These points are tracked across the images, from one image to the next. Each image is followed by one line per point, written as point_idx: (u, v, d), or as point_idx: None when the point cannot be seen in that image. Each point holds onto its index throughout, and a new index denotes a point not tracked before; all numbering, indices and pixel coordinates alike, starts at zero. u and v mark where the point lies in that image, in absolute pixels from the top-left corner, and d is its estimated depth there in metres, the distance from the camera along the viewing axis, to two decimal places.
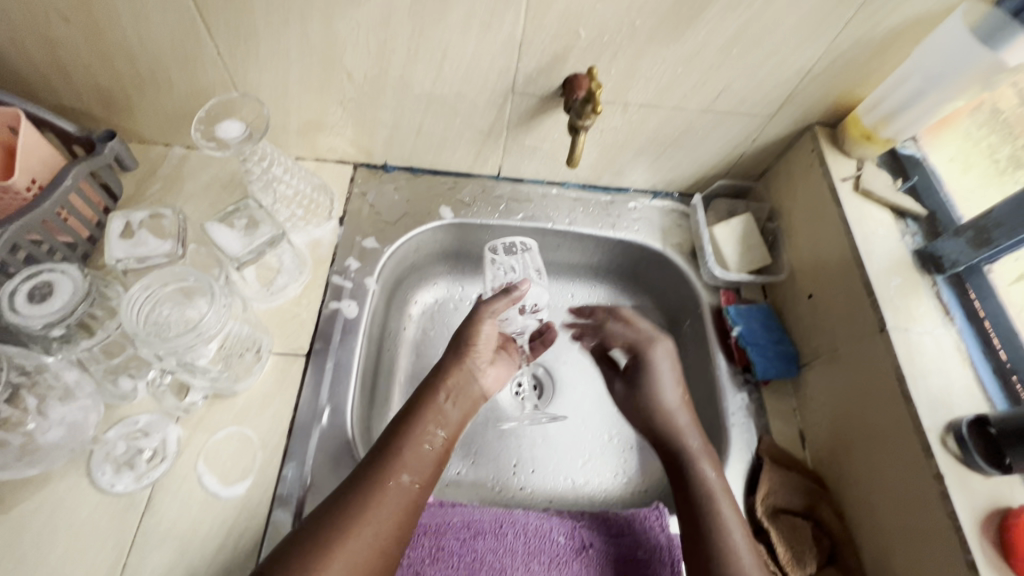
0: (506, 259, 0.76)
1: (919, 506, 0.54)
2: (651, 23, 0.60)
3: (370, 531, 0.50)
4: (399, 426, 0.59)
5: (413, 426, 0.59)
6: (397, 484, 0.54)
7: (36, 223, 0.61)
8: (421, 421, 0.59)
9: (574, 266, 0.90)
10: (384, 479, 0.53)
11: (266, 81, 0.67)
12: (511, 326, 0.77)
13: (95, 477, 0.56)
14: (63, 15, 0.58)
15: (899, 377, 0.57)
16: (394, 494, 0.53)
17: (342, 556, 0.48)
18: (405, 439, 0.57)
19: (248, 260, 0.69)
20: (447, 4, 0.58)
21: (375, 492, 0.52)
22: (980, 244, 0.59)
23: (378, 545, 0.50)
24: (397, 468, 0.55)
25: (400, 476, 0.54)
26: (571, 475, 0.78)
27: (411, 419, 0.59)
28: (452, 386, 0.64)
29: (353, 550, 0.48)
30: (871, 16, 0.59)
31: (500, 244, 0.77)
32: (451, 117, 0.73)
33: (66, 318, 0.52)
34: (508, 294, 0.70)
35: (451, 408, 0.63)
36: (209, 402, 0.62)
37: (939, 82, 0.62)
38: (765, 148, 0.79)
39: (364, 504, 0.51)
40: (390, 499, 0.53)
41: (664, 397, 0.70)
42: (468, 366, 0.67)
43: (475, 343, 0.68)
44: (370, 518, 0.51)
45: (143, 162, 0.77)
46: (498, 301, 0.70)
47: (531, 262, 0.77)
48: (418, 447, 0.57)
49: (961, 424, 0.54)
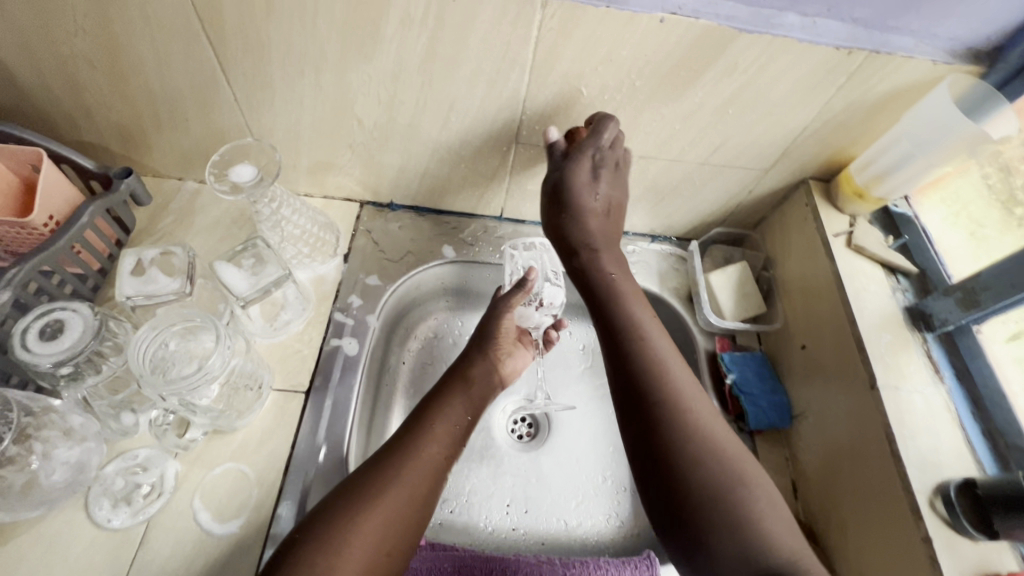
0: (525, 255, 0.80)
1: (900, 536, 0.56)
2: (650, 84, 0.62)
3: (402, 494, 0.54)
4: (430, 404, 0.64)
5: (444, 404, 0.64)
6: (428, 454, 0.58)
7: (51, 258, 0.63)
8: (451, 399, 0.64)
9: (574, 305, 0.91)
10: (415, 450, 0.58)
11: (279, 124, 0.70)
12: (528, 321, 0.79)
13: (92, 511, 0.57)
14: (90, 61, 0.61)
15: (888, 437, 0.58)
16: (424, 464, 0.57)
17: (378, 513, 0.52)
18: (435, 418, 0.62)
19: (253, 299, 0.70)
20: (455, 62, 0.61)
21: (407, 459, 0.57)
22: (969, 305, 0.61)
23: (409, 507, 0.54)
24: (427, 441, 0.59)
25: (430, 448, 0.59)
26: (564, 516, 0.78)
27: (440, 401, 0.64)
28: (480, 372, 0.69)
29: (386, 508, 0.53)
30: (861, 84, 0.61)
31: (520, 242, 0.82)
32: (456, 162, 0.75)
33: (74, 357, 0.54)
34: (522, 286, 0.75)
35: (479, 391, 0.68)
36: (208, 438, 0.63)
37: (928, 147, 0.64)
38: (761, 199, 0.81)
39: (396, 472, 0.55)
40: (421, 467, 0.57)
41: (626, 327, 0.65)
42: (494, 356, 0.72)
43: (498, 337, 0.73)
44: (402, 483, 0.55)
45: (157, 196, 0.80)
46: (515, 295, 0.74)
47: (550, 264, 0.80)
48: (446, 425, 0.62)
49: (949, 487, 0.54)
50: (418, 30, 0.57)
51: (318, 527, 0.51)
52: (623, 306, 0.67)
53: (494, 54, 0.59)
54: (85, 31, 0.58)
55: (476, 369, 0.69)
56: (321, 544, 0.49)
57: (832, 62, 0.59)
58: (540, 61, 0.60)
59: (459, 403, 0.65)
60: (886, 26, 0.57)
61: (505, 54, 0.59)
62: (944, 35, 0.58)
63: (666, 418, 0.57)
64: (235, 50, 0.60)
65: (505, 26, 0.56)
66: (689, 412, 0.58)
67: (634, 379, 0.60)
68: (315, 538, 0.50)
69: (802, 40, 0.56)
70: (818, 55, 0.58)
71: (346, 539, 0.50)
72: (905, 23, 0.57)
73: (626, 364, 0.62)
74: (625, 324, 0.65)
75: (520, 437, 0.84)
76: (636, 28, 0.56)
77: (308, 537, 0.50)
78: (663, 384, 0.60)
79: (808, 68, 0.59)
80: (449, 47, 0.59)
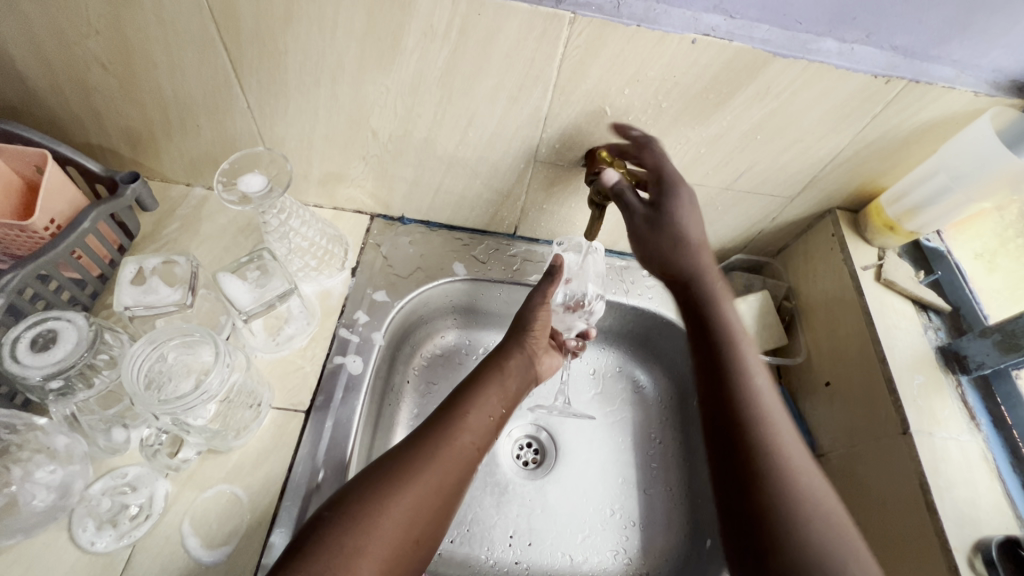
0: (571, 253, 0.77)
1: None
2: (677, 106, 0.60)
3: (434, 482, 0.52)
4: (464, 394, 0.61)
5: (480, 395, 0.61)
6: (462, 443, 0.55)
7: (49, 264, 0.60)
8: (487, 392, 0.62)
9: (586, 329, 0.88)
10: (449, 438, 0.55)
11: (292, 134, 0.68)
12: (558, 321, 0.78)
13: (76, 533, 0.54)
14: (102, 63, 0.60)
15: (924, 485, 0.55)
16: (457, 453, 0.55)
17: (406, 500, 0.49)
18: (469, 406, 0.59)
19: (257, 313, 0.68)
20: (476, 77, 0.59)
21: (439, 446, 0.54)
22: (1008, 349, 0.58)
23: (438, 497, 0.51)
24: (460, 430, 0.56)
25: (463, 437, 0.56)
26: (569, 551, 0.74)
27: (475, 389, 0.61)
28: (516, 362, 0.67)
29: (415, 497, 0.50)
30: (897, 114, 0.59)
31: (568, 240, 0.79)
32: (471, 178, 0.73)
33: (66, 370, 0.51)
34: (551, 275, 0.69)
35: (513, 383, 0.65)
36: (203, 458, 0.60)
37: (966, 181, 0.62)
38: (784, 227, 0.79)
39: (428, 459, 0.53)
40: (454, 456, 0.54)
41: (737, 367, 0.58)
42: (529, 347, 0.69)
43: (534, 330, 0.69)
44: (433, 469, 0.52)
45: (163, 202, 0.78)
46: (546, 285, 0.69)
47: (595, 265, 0.77)
48: (480, 416, 0.59)
49: (991, 545, 0.51)
50: (440, 42, 0.55)
51: (343, 507, 0.48)
52: (734, 353, 0.59)
53: (517, 71, 0.57)
54: (97, 32, 0.56)
55: (513, 358, 0.67)
56: (346, 526, 0.46)
57: (869, 90, 0.56)
58: (564, 79, 0.58)
59: (495, 391, 0.62)
60: (927, 55, 0.55)
61: (529, 70, 0.57)
62: (987, 66, 0.56)
63: (771, 472, 0.50)
64: (250, 56, 0.58)
65: (531, 42, 0.54)
66: (803, 473, 0.50)
67: (743, 427, 0.53)
68: (342, 520, 0.47)
69: (839, 67, 0.54)
70: (854, 81, 0.55)
71: (372, 523, 0.47)
72: (947, 52, 0.55)
73: (732, 412, 0.55)
74: (735, 369, 0.58)
75: (526, 464, 0.81)
76: (666, 48, 0.54)
77: (332, 518, 0.47)
78: (773, 437, 0.53)
79: (844, 95, 0.57)
80: (471, 62, 0.57)
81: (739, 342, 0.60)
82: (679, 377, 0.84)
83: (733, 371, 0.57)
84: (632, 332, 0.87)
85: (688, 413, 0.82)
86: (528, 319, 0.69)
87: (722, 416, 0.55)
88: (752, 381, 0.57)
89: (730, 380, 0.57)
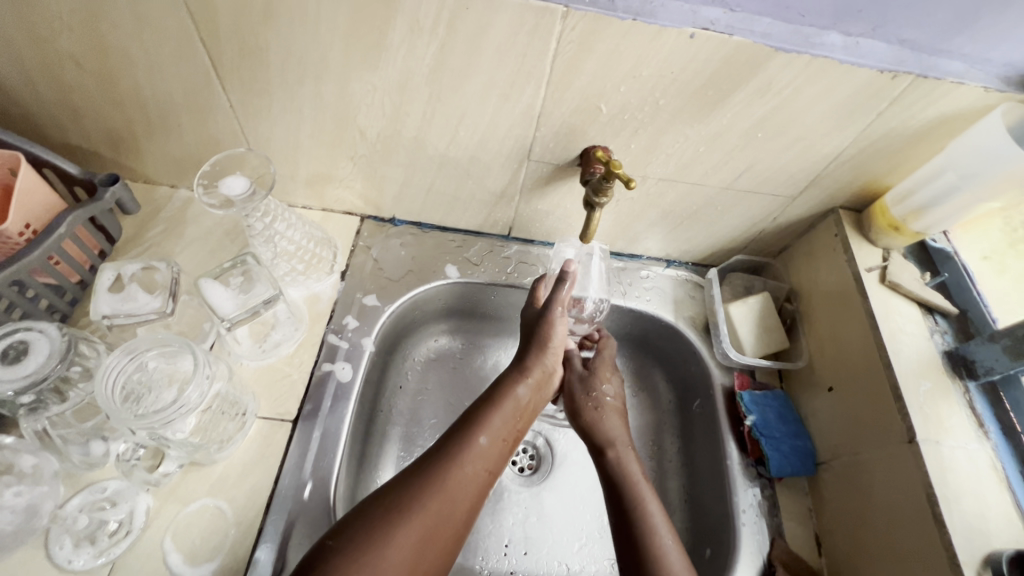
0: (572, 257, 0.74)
1: None
2: (674, 104, 0.58)
3: (445, 509, 0.50)
4: (478, 412, 0.59)
5: (493, 417, 0.59)
6: (471, 471, 0.54)
7: (25, 271, 0.58)
8: (502, 411, 0.60)
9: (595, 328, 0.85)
10: (458, 461, 0.53)
11: (277, 135, 0.66)
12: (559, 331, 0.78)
13: (52, 552, 0.52)
14: (77, 61, 0.57)
15: (932, 500, 0.53)
16: (468, 481, 0.53)
17: (417, 529, 0.48)
18: (481, 427, 0.57)
19: (240, 320, 0.66)
20: (466, 75, 0.56)
21: (450, 470, 0.53)
22: (1017, 355, 0.56)
23: (449, 525, 0.50)
24: (470, 456, 0.54)
25: (474, 462, 0.55)
26: (566, 560, 0.72)
27: (490, 408, 0.60)
28: (534, 379, 0.65)
29: (424, 526, 0.49)
30: (904, 111, 0.57)
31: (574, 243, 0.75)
32: (463, 178, 0.71)
33: (38, 384, 0.49)
34: (563, 279, 0.68)
35: (529, 399, 0.64)
36: (185, 471, 0.58)
37: (974, 180, 0.60)
38: (786, 226, 0.76)
39: (438, 486, 0.51)
40: (464, 483, 0.53)
41: (632, 472, 0.61)
42: (548, 365, 0.67)
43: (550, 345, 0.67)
44: (445, 498, 0.51)
45: (146, 204, 0.75)
46: (563, 291, 0.68)
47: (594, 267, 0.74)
48: (494, 439, 0.57)
49: (1001, 559, 0.50)
50: (427, 39, 0.53)
51: (352, 536, 0.47)
52: (629, 475, 0.61)
53: (508, 68, 0.55)
54: (70, 29, 0.54)
55: (530, 376, 0.65)
56: (356, 557, 0.45)
57: (875, 86, 0.54)
58: (557, 76, 0.56)
59: (506, 413, 0.60)
60: (935, 49, 0.53)
61: (521, 67, 0.55)
62: (997, 61, 0.53)
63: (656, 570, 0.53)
64: (230, 54, 0.56)
65: (522, 38, 0.52)
66: None
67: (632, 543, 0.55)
68: (348, 549, 0.46)
69: (844, 62, 0.52)
70: (859, 77, 0.53)
71: (382, 554, 0.46)
72: (956, 46, 0.52)
73: (626, 537, 0.57)
74: (629, 488, 0.60)
75: (522, 470, 0.79)
76: (663, 43, 0.51)
77: (343, 546, 0.46)
78: (658, 552, 0.54)
79: (848, 92, 0.55)
80: (460, 59, 0.55)
81: (628, 464, 0.63)
82: (679, 380, 0.81)
83: (626, 492, 0.60)
84: (630, 335, 0.84)
85: (688, 418, 0.78)
86: (547, 336, 0.67)
87: (619, 540, 0.57)
88: (643, 500, 0.58)
89: (624, 501, 0.59)
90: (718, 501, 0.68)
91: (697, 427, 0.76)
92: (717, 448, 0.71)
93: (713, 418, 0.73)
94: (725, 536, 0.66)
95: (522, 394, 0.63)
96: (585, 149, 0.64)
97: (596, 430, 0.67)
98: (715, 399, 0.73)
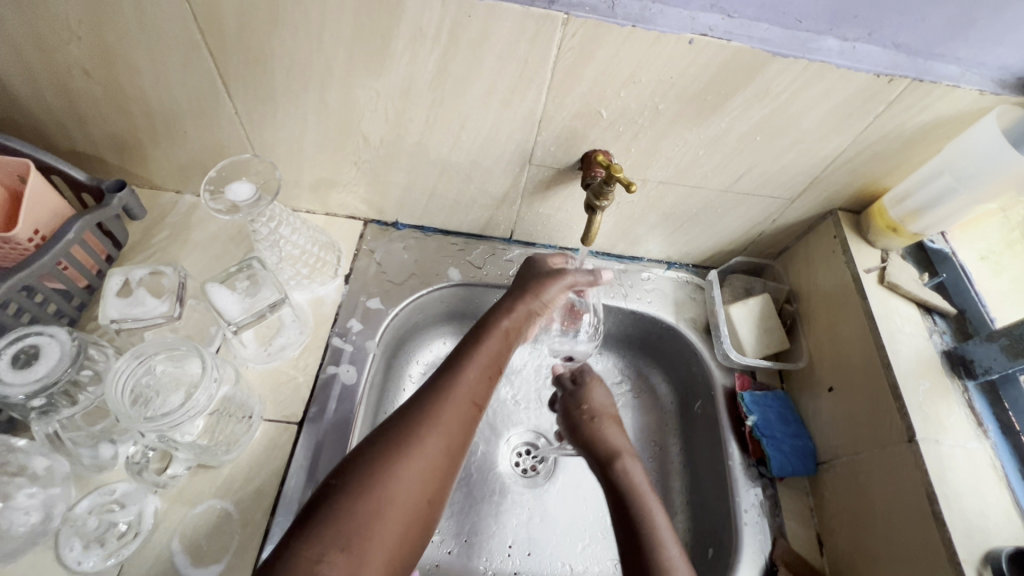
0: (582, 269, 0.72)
1: None
2: (673, 109, 0.58)
3: (440, 444, 0.49)
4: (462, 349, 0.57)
5: (476, 352, 0.56)
6: (459, 406, 0.52)
7: (34, 276, 0.59)
8: (485, 344, 0.57)
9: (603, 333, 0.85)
10: (450, 399, 0.51)
11: (281, 140, 0.67)
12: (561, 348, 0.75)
13: (62, 553, 0.52)
14: (85, 69, 0.58)
15: (932, 498, 0.53)
16: (458, 415, 0.51)
17: (417, 461, 0.47)
18: (467, 362, 0.55)
19: (246, 324, 0.67)
20: (469, 80, 0.57)
21: (441, 404, 0.51)
22: (1016, 354, 0.57)
23: (444, 459, 0.49)
24: (457, 391, 0.52)
25: (463, 396, 0.53)
26: (570, 561, 0.73)
27: (474, 342, 0.57)
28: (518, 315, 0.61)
29: (421, 463, 0.47)
30: (901, 113, 0.58)
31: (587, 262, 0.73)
32: (465, 182, 0.72)
33: (50, 387, 0.50)
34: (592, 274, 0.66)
35: (512, 335, 0.60)
36: (192, 474, 0.59)
37: (971, 182, 0.61)
38: (786, 228, 0.77)
39: (428, 422, 0.49)
40: (457, 416, 0.51)
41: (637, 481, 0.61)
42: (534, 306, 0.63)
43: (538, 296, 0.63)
44: (440, 431, 0.49)
45: (152, 209, 0.76)
46: (581, 279, 0.66)
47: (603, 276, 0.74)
48: (478, 373, 0.55)
49: (1001, 557, 0.50)
50: (429, 45, 0.54)
51: (352, 473, 0.45)
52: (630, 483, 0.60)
53: (510, 74, 0.56)
54: (79, 37, 0.54)
55: (515, 313, 0.61)
56: (357, 491, 0.44)
57: (872, 89, 0.55)
58: (558, 82, 0.56)
59: (492, 347, 0.57)
60: (930, 53, 0.53)
61: (522, 73, 0.56)
62: (992, 64, 0.54)
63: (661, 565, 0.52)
64: (236, 61, 0.57)
65: (523, 44, 0.53)
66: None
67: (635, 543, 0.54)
68: (347, 488, 0.44)
69: (840, 67, 0.52)
70: (856, 81, 0.54)
71: (382, 487, 0.45)
72: (951, 50, 0.53)
73: (630, 538, 0.55)
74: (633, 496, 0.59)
75: (525, 472, 0.79)
76: (663, 49, 0.52)
77: (342, 485, 0.44)
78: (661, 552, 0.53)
79: (846, 95, 0.56)
80: (462, 65, 0.55)
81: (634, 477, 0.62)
82: (680, 381, 0.81)
83: (629, 498, 0.59)
84: (632, 337, 0.84)
85: (689, 418, 0.79)
86: (540, 287, 0.63)
87: (623, 543, 0.56)
88: (650, 511, 0.57)
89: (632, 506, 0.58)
90: (720, 501, 0.69)
91: (698, 427, 0.76)
92: (718, 448, 0.71)
93: (714, 418, 0.73)
94: (727, 536, 0.66)
95: (507, 328, 0.60)
96: (586, 153, 0.65)
97: (594, 441, 0.67)
98: (716, 400, 0.74)
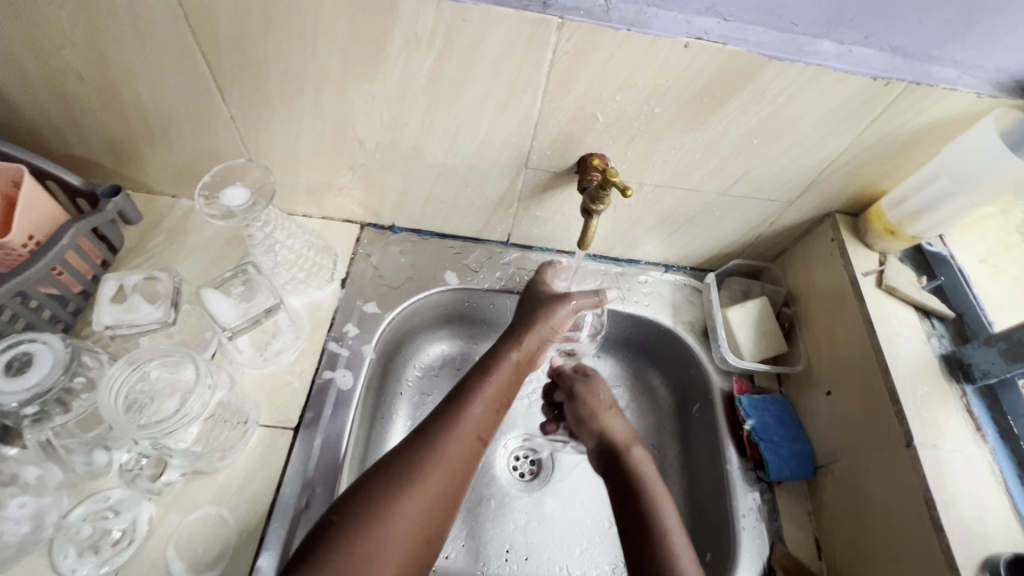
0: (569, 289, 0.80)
1: None
2: (669, 112, 0.58)
3: (444, 481, 0.51)
4: (470, 382, 0.58)
5: (485, 386, 0.58)
6: (465, 443, 0.53)
7: (29, 282, 0.59)
8: (494, 379, 0.59)
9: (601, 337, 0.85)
10: (456, 435, 0.53)
11: (277, 145, 0.67)
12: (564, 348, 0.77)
13: (56, 561, 0.52)
14: (79, 74, 0.58)
15: (929, 503, 0.53)
16: (464, 451, 0.53)
17: (418, 498, 0.49)
18: (475, 396, 0.57)
19: (242, 329, 0.66)
20: (464, 85, 0.57)
21: (446, 440, 0.52)
22: (1014, 358, 0.56)
23: (446, 496, 0.50)
24: (465, 427, 0.54)
25: (469, 431, 0.54)
26: (567, 565, 0.72)
27: (485, 375, 0.59)
28: (528, 344, 0.63)
29: (424, 500, 0.49)
30: (898, 116, 0.57)
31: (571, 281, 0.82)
32: (461, 186, 0.72)
33: (42, 395, 0.50)
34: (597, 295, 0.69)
35: (520, 367, 0.62)
36: (188, 480, 0.58)
37: (969, 185, 0.60)
38: (783, 231, 0.77)
39: (434, 460, 0.51)
40: (460, 453, 0.52)
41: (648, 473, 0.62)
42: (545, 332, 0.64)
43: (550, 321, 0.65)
44: (442, 469, 0.51)
45: (148, 213, 0.76)
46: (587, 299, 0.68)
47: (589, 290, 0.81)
48: (487, 409, 0.56)
49: (999, 563, 0.50)
50: (424, 50, 0.54)
51: (355, 511, 0.47)
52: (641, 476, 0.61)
53: (505, 78, 0.56)
54: (73, 43, 0.54)
55: (525, 343, 0.63)
56: (359, 530, 0.46)
57: (868, 92, 0.55)
58: (554, 85, 0.56)
59: (499, 381, 0.59)
60: (927, 56, 0.53)
61: (517, 77, 0.56)
62: (990, 67, 0.54)
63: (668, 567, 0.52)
64: (230, 66, 0.57)
65: (518, 48, 0.53)
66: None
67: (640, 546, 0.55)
68: (350, 525, 0.46)
69: (837, 70, 0.52)
70: (852, 84, 0.54)
71: (385, 526, 0.46)
72: (948, 53, 0.53)
73: (638, 535, 0.56)
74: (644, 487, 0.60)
75: (522, 476, 0.79)
76: (658, 52, 0.52)
77: (345, 522, 0.46)
78: (670, 548, 0.54)
79: (842, 98, 0.55)
80: (457, 69, 0.55)
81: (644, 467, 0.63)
82: (678, 384, 0.81)
83: (639, 491, 0.60)
84: (630, 340, 0.84)
85: (687, 422, 0.78)
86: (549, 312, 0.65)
87: (631, 537, 0.57)
88: (659, 503, 0.58)
89: (640, 500, 0.59)
90: (717, 506, 0.69)
91: (696, 431, 0.76)
92: (716, 452, 0.71)
93: (712, 421, 0.73)
94: (725, 540, 0.66)
95: (516, 359, 0.62)
96: (582, 157, 0.65)
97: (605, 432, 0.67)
98: (714, 403, 0.73)
